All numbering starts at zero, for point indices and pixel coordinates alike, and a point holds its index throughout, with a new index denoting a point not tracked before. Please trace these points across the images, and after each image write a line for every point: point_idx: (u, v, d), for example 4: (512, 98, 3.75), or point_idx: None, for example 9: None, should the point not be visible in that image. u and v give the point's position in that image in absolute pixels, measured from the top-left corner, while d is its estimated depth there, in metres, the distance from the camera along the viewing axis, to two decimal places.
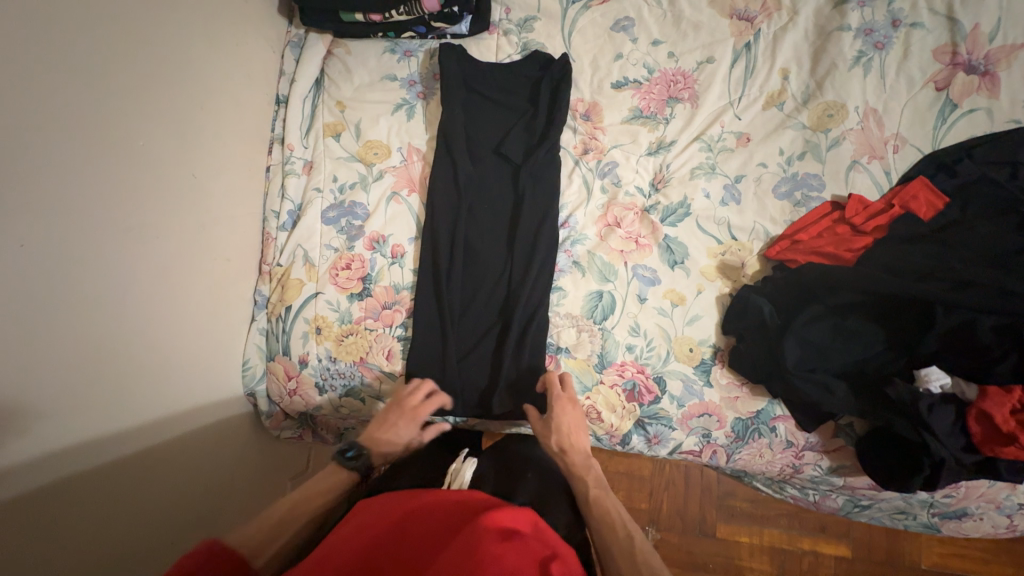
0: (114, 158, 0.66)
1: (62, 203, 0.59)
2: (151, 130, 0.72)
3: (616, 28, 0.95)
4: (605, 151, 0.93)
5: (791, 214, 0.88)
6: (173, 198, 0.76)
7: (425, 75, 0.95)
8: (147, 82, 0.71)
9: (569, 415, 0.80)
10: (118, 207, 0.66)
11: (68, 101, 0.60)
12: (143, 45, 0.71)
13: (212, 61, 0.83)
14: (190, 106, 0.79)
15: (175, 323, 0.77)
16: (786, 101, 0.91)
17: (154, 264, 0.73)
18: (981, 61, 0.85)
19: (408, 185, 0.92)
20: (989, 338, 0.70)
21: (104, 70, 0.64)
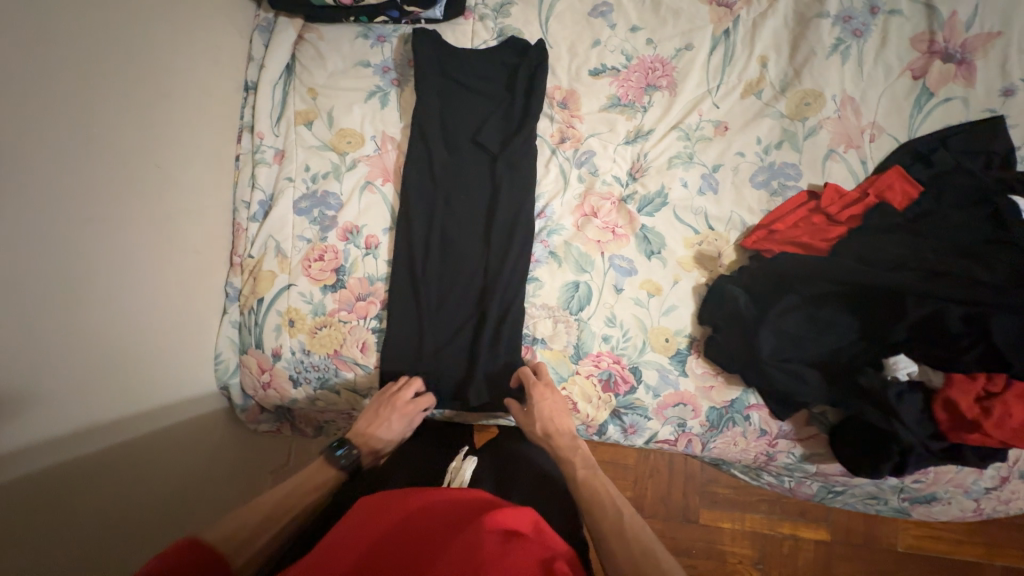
0: (72, 146, 0.63)
1: (17, 193, 0.56)
2: (111, 115, 0.69)
3: (593, 14, 0.93)
4: (582, 140, 0.91)
5: (767, 204, 0.88)
6: (136, 188, 0.73)
7: (400, 61, 0.93)
8: (107, 67, 0.68)
9: (548, 401, 0.80)
10: (77, 196, 0.64)
11: (20, 84, 0.57)
12: (100, 26, 0.68)
13: (175, 45, 0.80)
14: (152, 92, 0.76)
15: (141, 317, 0.75)
16: (765, 90, 0.91)
17: (118, 256, 0.70)
18: (958, 49, 0.84)
19: (383, 174, 0.90)
20: (959, 327, 0.69)
21: (58, 52, 0.61)
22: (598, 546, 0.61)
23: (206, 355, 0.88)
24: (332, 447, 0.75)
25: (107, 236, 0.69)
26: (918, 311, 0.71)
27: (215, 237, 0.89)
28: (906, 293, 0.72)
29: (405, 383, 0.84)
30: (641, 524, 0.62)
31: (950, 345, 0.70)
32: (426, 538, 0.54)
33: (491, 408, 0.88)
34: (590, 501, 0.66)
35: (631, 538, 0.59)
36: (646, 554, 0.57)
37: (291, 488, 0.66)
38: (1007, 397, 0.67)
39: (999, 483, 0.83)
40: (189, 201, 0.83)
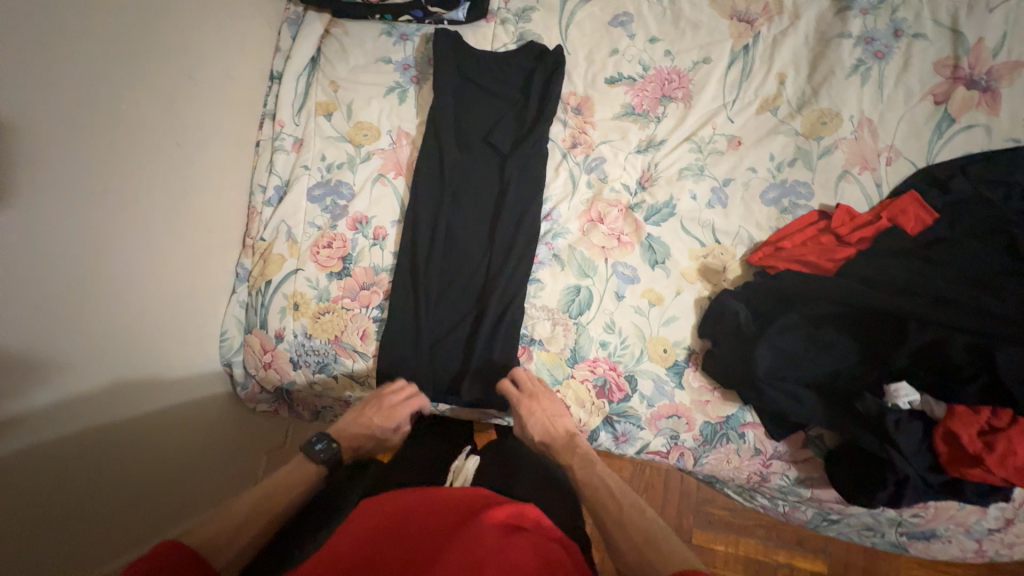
0: (98, 118, 0.66)
1: (45, 160, 0.59)
2: (141, 96, 0.72)
3: (613, 23, 0.94)
4: (593, 146, 0.92)
5: (777, 221, 0.87)
6: (157, 164, 0.76)
7: (420, 60, 0.96)
8: (140, 49, 0.72)
9: (534, 413, 0.81)
10: (102, 170, 0.67)
11: (56, 59, 0.60)
12: (135, 9, 0.71)
13: (205, 30, 0.84)
14: (179, 74, 0.79)
15: (153, 290, 0.77)
16: (781, 106, 0.90)
17: (135, 228, 0.73)
18: (983, 76, 0.83)
19: (395, 168, 0.92)
20: (961, 358, 0.68)
21: (94, 28, 0.65)
22: (609, 541, 0.63)
23: (212, 332, 0.91)
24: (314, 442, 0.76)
25: (127, 208, 0.71)
26: (922, 338, 0.70)
27: (229, 218, 0.92)
28: (911, 319, 0.71)
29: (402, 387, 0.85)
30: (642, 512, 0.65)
31: (953, 375, 0.68)
32: (430, 528, 0.56)
33: (484, 405, 0.89)
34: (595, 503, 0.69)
35: (634, 532, 0.62)
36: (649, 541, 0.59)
37: (271, 487, 0.68)
38: (1011, 432, 0.64)
39: (1003, 525, 0.80)
40: (206, 181, 0.86)
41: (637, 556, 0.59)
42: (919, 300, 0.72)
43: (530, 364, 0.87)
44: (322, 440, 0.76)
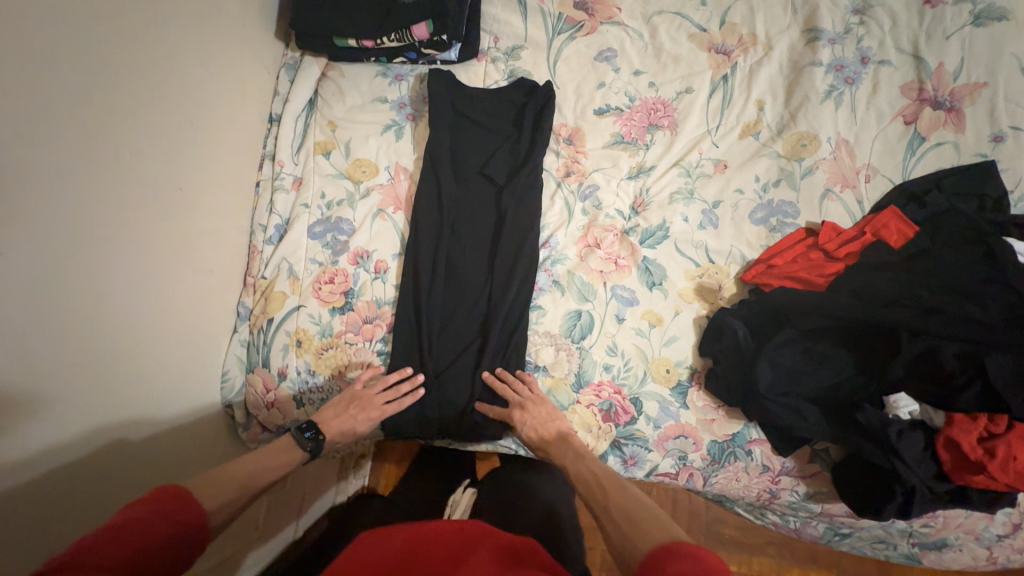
0: (97, 165, 0.67)
1: (50, 215, 0.61)
2: (144, 145, 0.74)
3: (598, 58, 0.99)
4: (586, 174, 0.95)
5: (767, 240, 0.90)
6: (157, 207, 0.77)
7: (415, 98, 0.99)
8: (144, 101, 0.74)
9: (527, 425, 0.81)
10: (106, 219, 0.69)
11: (61, 116, 0.62)
12: (141, 65, 0.74)
13: (205, 75, 0.86)
14: (181, 119, 0.81)
15: (153, 332, 0.77)
16: (762, 131, 0.95)
17: (135, 271, 0.73)
18: (946, 97, 0.88)
19: (394, 203, 0.94)
20: (954, 365, 0.69)
21: (93, 79, 0.66)
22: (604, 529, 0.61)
23: (213, 372, 0.90)
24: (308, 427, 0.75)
25: (126, 252, 0.72)
26: (914, 349, 0.72)
27: (231, 257, 0.93)
28: (902, 330, 0.73)
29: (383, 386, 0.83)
30: (626, 493, 0.64)
31: (946, 382, 0.70)
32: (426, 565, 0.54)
33: (491, 433, 0.89)
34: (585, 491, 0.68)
35: (618, 515, 0.61)
36: (633, 521, 0.59)
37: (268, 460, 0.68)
38: (1010, 437, 0.65)
39: (1012, 530, 0.81)
40: (208, 221, 0.87)
41: (620, 536, 0.58)
42: (907, 311, 0.74)
43: None
44: (311, 428, 0.75)
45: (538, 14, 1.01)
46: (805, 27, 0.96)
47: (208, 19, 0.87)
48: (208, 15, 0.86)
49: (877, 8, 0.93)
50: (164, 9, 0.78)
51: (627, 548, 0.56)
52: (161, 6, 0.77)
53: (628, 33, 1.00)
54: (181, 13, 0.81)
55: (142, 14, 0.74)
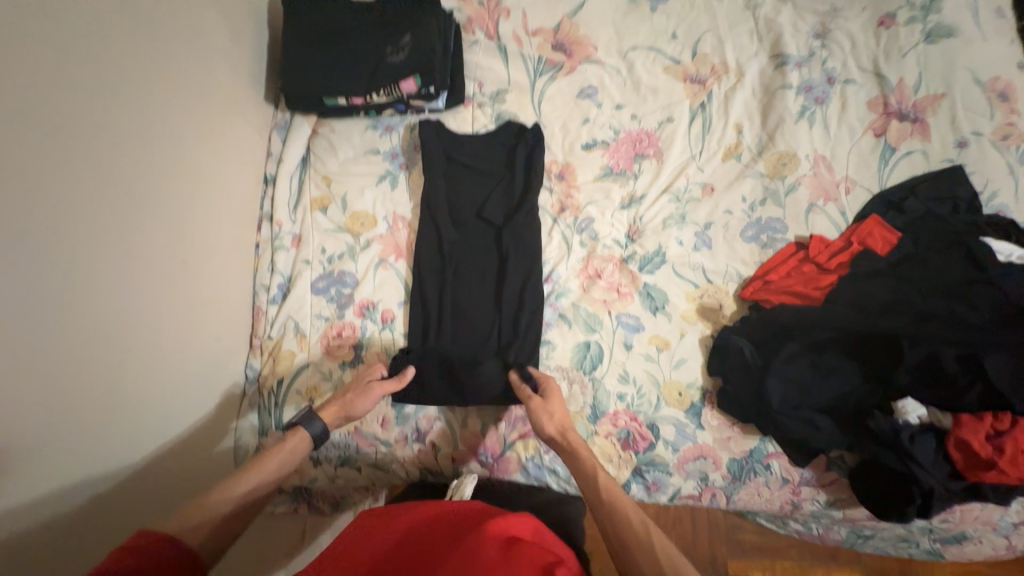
0: (106, 253, 0.67)
1: (58, 313, 0.60)
2: (148, 226, 0.74)
3: (580, 96, 1.03)
4: (581, 208, 0.98)
5: (759, 256, 0.94)
6: (163, 284, 0.77)
7: (407, 147, 1.01)
8: (147, 183, 0.75)
9: (558, 406, 0.77)
10: (115, 306, 0.68)
11: (68, 213, 0.62)
12: (143, 148, 0.74)
13: (203, 146, 0.87)
14: (182, 192, 0.81)
15: (162, 409, 0.76)
16: (743, 153, 0.99)
17: (143, 351, 0.73)
18: (910, 109, 0.94)
19: (396, 251, 0.95)
20: (954, 368, 0.72)
21: (99, 168, 0.67)
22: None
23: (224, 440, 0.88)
24: (297, 417, 0.73)
25: (134, 335, 0.71)
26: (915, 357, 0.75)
27: (236, 320, 0.92)
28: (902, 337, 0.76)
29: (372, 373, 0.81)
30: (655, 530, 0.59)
31: (950, 387, 0.73)
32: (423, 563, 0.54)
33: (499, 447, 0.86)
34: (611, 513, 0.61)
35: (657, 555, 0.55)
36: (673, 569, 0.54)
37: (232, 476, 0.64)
38: (1016, 433, 0.68)
39: None
40: (212, 289, 0.87)
41: None
42: (902, 319, 0.77)
43: None
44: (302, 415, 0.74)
45: (519, 58, 1.05)
46: (772, 53, 1.01)
47: (202, 91, 0.87)
48: (201, 87, 0.87)
49: (836, 31, 0.99)
50: (162, 88, 0.79)
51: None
52: (158, 86, 0.78)
53: (606, 70, 1.04)
54: (177, 90, 0.82)
55: (142, 97, 0.75)
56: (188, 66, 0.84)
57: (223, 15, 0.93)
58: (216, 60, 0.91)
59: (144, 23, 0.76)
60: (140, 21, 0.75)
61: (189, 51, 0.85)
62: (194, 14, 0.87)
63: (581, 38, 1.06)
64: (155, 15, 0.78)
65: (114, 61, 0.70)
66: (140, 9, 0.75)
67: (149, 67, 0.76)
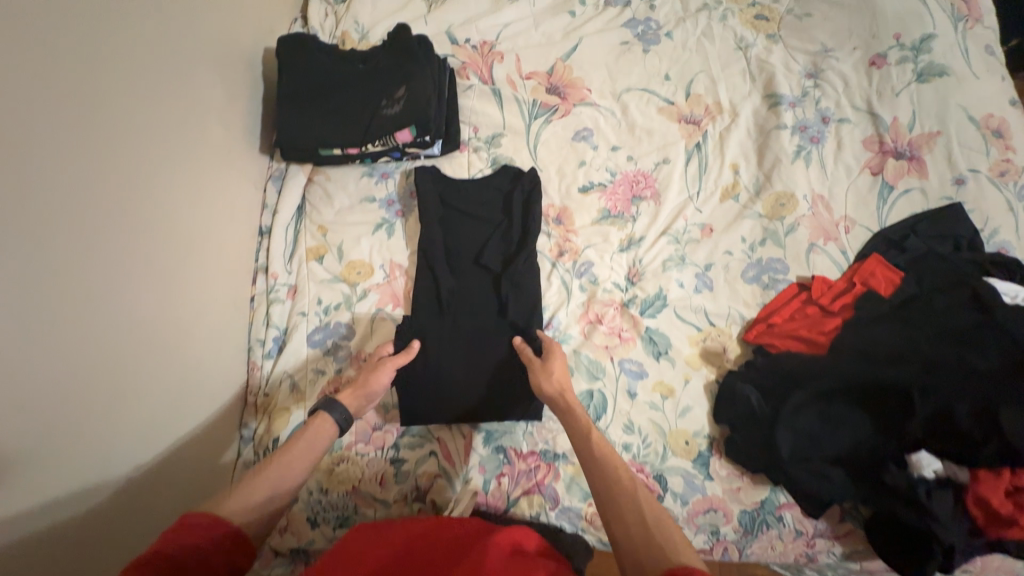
0: (94, 330, 0.66)
1: (37, 400, 0.58)
2: (136, 294, 0.73)
3: (576, 138, 1.03)
4: (579, 252, 0.97)
5: (762, 298, 0.92)
6: (153, 353, 0.75)
7: (403, 194, 1.00)
8: (137, 249, 0.73)
9: (559, 368, 0.79)
10: (99, 383, 0.66)
11: (49, 293, 0.60)
12: (132, 214, 0.73)
13: (196, 206, 0.85)
14: (173, 257, 0.80)
15: (150, 484, 0.74)
16: (741, 193, 0.98)
17: (129, 425, 0.71)
18: (906, 147, 0.94)
19: (393, 301, 0.94)
20: (969, 425, 0.70)
21: (87, 246, 0.65)
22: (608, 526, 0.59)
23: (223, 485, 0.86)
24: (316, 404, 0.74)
25: (122, 410, 0.69)
26: (928, 409, 0.73)
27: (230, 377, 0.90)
28: (913, 387, 0.74)
29: (382, 352, 0.84)
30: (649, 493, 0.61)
31: (966, 445, 0.70)
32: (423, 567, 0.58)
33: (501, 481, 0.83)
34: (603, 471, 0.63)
35: (649, 515, 0.57)
36: (659, 528, 0.55)
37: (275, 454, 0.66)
38: None
39: None
40: (204, 350, 0.85)
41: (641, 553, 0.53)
42: (912, 368, 0.76)
43: (557, 483, 0.83)
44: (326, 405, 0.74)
45: (514, 102, 1.05)
46: (766, 93, 1.02)
47: (198, 150, 0.87)
48: (197, 146, 0.86)
49: (828, 71, 1.00)
50: (156, 154, 0.78)
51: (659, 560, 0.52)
52: (153, 151, 0.77)
53: (601, 111, 1.04)
54: (171, 153, 0.81)
55: (136, 166, 0.74)
56: (183, 126, 0.84)
57: (222, 70, 0.92)
58: (213, 116, 0.90)
59: (137, 91, 0.75)
60: (135, 90, 0.74)
61: (185, 112, 0.84)
62: (191, 74, 0.86)
63: (575, 81, 1.06)
64: (150, 81, 0.77)
65: (105, 134, 0.69)
66: (135, 77, 0.74)
67: (144, 134, 0.76)
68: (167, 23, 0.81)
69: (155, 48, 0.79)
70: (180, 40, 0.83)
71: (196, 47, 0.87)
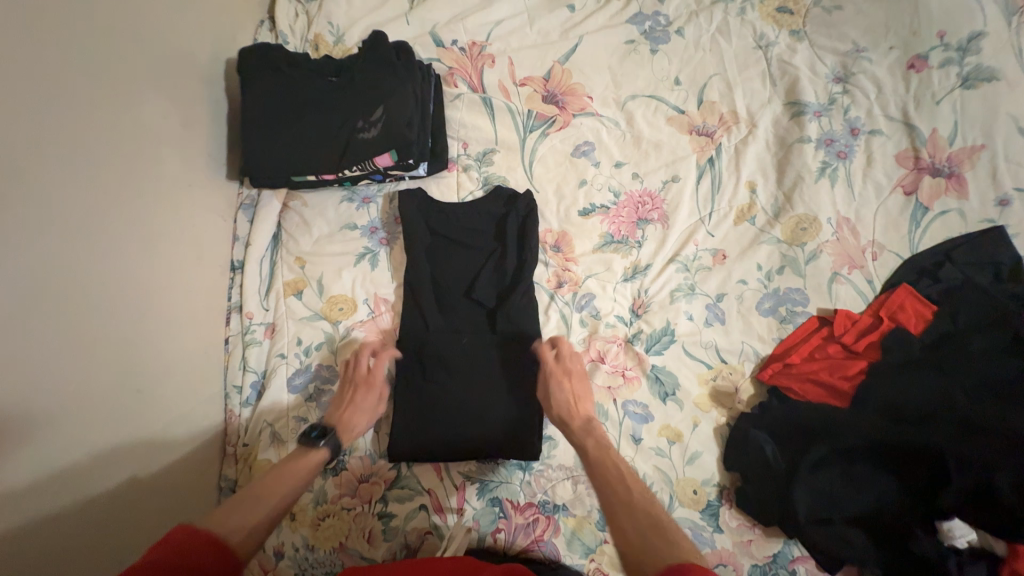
0: (36, 412, 0.59)
1: None
2: (90, 361, 0.66)
3: (576, 154, 0.93)
4: (580, 282, 0.89)
5: (779, 332, 0.85)
6: (113, 425, 0.68)
7: (387, 220, 0.92)
8: (86, 312, 0.66)
9: (559, 387, 0.75)
10: (50, 468, 0.60)
11: None
12: (77, 274, 0.65)
13: (154, 252, 0.77)
14: (133, 311, 0.73)
15: (132, 496, 0.70)
16: (757, 215, 0.89)
17: (91, 505, 0.64)
18: (945, 163, 0.84)
19: (378, 339, 0.87)
20: (1013, 499, 0.64)
21: (22, 321, 0.58)
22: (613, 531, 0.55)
23: (210, 503, 0.82)
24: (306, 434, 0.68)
25: (80, 495, 0.63)
26: (965, 478, 0.66)
27: (208, 432, 0.83)
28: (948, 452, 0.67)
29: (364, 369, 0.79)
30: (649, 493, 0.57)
31: (1010, 516, 0.64)
32: None
33: (496, 517, 0.79)
34: (599, 479, 0.60)
35: (639, 515, 0.54)
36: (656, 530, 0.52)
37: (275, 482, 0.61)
38: None
39: None
40: (178, 408, 0.78)
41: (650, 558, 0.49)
42: (948, 430, 0.70)
43: (558, 537, 0.78)
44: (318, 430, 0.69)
45: (506, 113, 0.94)
46: (788, 100, 0.91)
47: (153, 189, 0.78)
48: (151, 182, 0.77)
49: (859, 75, 0.89)
50: (100, 199, 0.69)
51: (652, 562, 0.49)
52: (96, 197, 0.68)
53: (604, 122, 0.94)
54: (119, 196, 0.72)
55: (74, 218, 0.65)
56: (136, 162, 0.75)
57: (178, 90, 0.83)
58: (169, 145, 0.81)
59: (71, 131, 0.65)
60: (68, 129, 0.65)
61: (136, 146, 0.75)
62: (141, 100, 0.76)
63: (574, 87, 0.95)
64: (90, 116, 0.68)
65: (35, 187, 0.60)
66: (67, 114, 0.65)
67: (82, 180, 0.66)
68: (105, 44, 0.71)
69: (95, 77, 0.69)
70: (122, 62, 0.73)
71: (146, 70, 0.77)
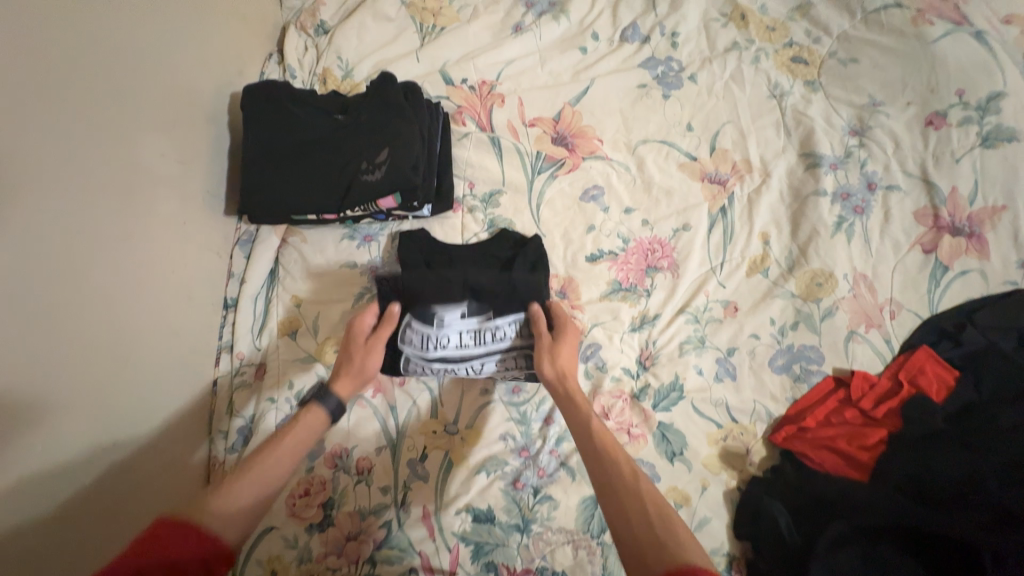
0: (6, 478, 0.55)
1: None
2: (67, 418, 0.62)
3: (584, 198, 0.91)
4: (585, 331, 0.85)
5: (792, 391, 0.81)
6: (88, 478, 0.64)
7: (388, 260, 0.89)
8: (69, 364, 0.62)
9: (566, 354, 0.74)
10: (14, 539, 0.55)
11: None
12: (62, 325, 0.62)
13: (143, 295, 0.74)
14: (118, 360, 0.69)
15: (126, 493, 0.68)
16: (771, 267, 0.86)
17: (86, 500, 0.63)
18: (965, 223, 0.82)
19: (373, 385, 0.85)
20: None
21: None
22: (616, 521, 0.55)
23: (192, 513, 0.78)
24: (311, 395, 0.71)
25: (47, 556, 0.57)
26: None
27: (189, 480, 0.79)
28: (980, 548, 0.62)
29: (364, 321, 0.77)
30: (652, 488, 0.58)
31: None
32: None
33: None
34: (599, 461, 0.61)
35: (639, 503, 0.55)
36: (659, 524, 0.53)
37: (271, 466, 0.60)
38: None
39: None
40: (161, 459, 0.74)
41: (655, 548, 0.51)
42: (979, 517, 0.65)
43: None
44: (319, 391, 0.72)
45: (515, 154, 0.92)
46: (802, 151, 0.90)
47: (141, 227, 0.74)
48: (145, 221, 0.74)
49: (875, 129, 0.88)
50: (91, 243, 0.66)
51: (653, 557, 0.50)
52: (86, 240, 0.65)
53: (614, 166, 0.92)
54: (111, 239, 0.69)
55: (60, 267, 0.62)
56: (130, 202, 0.72)
57: (179, 128, 0.81)
58: (166, 184, 0.79)
59: (63, 174, 0.63)
60: (62, 172, 0.63)
61: (130, 187, 0.72)
62: (139, 139, 0.74)
63: (585, 130, 0.94)
64: (85, 157, 0.66)
65: (21, 235, 0.57)
66: (61, 156, 0.62)
67: (73, 224, 0.64)
68: (105, 83, 0.69)
69: (92, 118, 0.67)
70: (122, 100, 0.71)
71: (146, 110, 0.75)
